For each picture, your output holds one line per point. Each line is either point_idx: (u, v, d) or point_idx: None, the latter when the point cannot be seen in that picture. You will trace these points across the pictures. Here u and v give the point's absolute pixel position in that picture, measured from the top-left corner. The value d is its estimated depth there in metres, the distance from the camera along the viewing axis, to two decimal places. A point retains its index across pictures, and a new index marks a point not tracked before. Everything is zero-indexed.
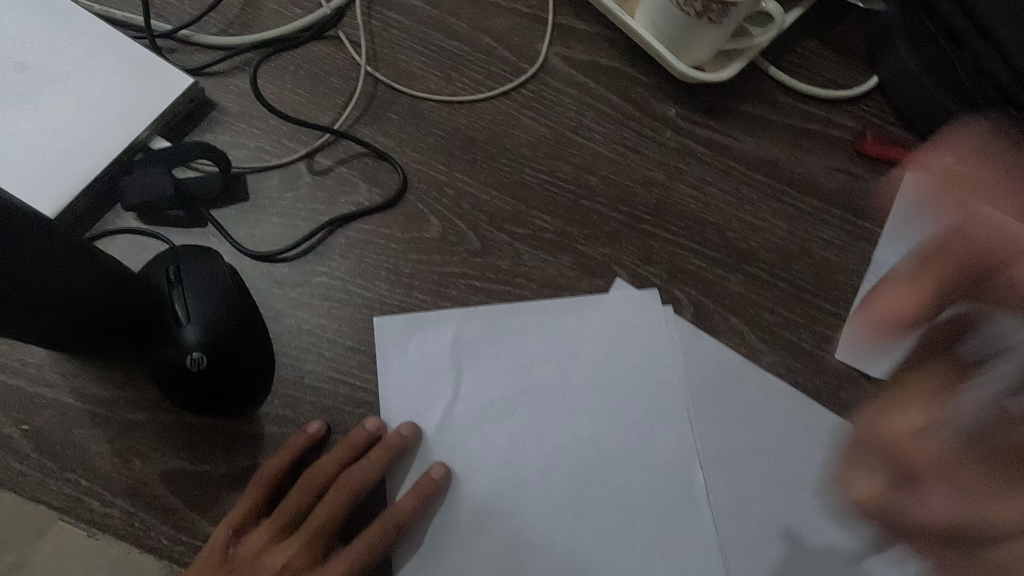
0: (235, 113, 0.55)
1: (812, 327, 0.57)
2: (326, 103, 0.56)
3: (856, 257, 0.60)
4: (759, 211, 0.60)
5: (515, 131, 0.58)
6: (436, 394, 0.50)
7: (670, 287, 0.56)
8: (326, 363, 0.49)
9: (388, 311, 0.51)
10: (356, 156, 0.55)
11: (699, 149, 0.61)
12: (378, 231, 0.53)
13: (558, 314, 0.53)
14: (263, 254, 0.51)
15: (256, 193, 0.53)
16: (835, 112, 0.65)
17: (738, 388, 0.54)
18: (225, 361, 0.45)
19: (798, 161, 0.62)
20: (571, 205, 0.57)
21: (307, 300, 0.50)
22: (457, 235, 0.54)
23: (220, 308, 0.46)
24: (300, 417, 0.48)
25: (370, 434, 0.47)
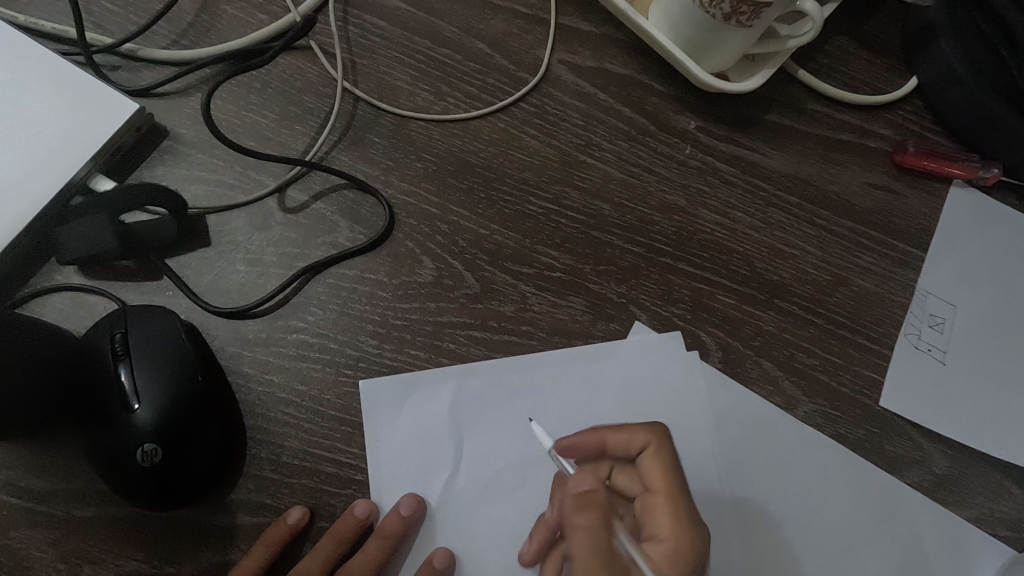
0: (190, 141, 0.47)
1: (851, 369, 0.51)
2: (299, 127, 0.49)
3: (899, 285, 0.54)
4: (792, 236, 0.53)
5: (516, 152, 0.51)
6: (435, 467, 0.43)
7: (695, 329, 0.50)
8: (306, 436, 0.43)
9: (376, 370, 0.45)
10: (334, 189, 0.48)
11: (723, 167, 0.54)
12: (362, 276, 0.46)
13: (570, 366, 0.47)
14: (228, 312, 0.44)
15: (220, 236, 0.46)
16: (873, 119, 0.57)
17: (772, 442, 0.48)
18: (184, 450, 0.39)
19: (833, 177, 0.55)
20: (582, 237, 0.50)
21: (283, 361, 0.44)
22: (453, 278, 0.47)
23: (176, 386, 0.39)
24: (277, 502, 0.41)
25: (361, 521, 0.41)
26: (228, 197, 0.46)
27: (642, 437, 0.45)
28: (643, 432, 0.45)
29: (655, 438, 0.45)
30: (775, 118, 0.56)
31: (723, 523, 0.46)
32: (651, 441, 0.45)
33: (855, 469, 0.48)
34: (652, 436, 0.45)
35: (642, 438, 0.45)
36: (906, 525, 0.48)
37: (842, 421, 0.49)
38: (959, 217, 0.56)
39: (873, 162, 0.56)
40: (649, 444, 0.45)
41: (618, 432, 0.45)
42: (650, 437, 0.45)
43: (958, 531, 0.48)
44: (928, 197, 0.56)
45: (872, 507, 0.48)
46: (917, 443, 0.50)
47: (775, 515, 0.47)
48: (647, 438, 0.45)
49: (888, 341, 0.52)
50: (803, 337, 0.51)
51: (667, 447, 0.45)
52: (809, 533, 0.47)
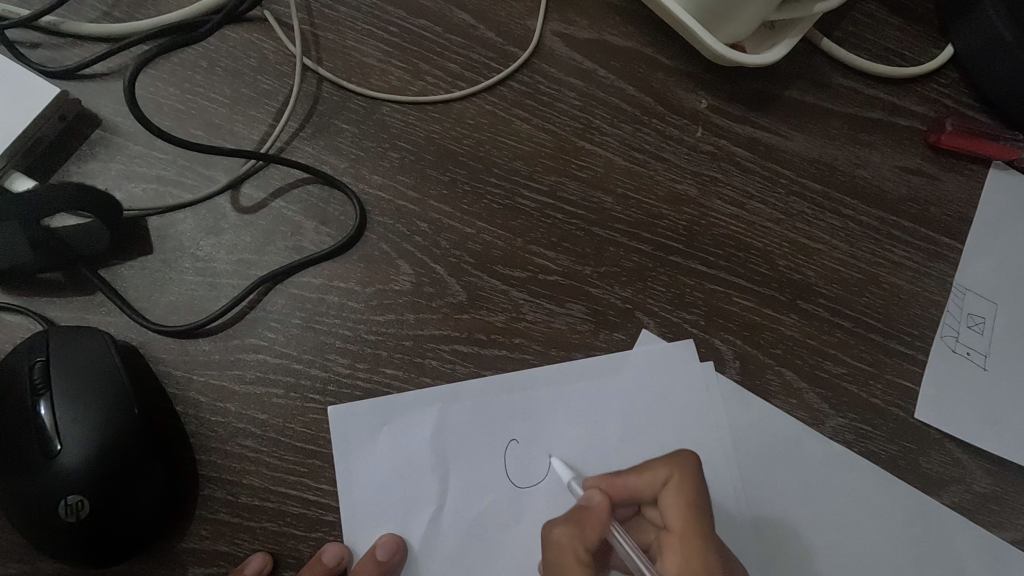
0: (126, 131, 0.41)
1: (884, 379, 0.45)
2: (254, 113, 0.43)
3: (938, 282, 0.47)
4: (816, 229, 0.47)
5: (505, 139, 0.45)
6: (417, 502, 0.38)
7: (710, 336, 0.44)
8: (268, 472, 0.37)
9: (348, 393, 0.39)
10: (296, 185, 0.42)
11: (739, 152, 0.48)
12: (330, 286, 0.40)
13: (569, 383, 0.42)
14: (172, 331, 0.38)
15: (163, 242, 0.40)
16: (908, 93, 0.51)
17: (796, 463, 0.43)
18: (116, 500, 0.33)
19: (862, 161, 0.49)
20: (581, 234, 0.44)
21: (239, 386, 0.38)
22: (435, 285, 0.41)
23: (105, 425, 0.34)
24: (236, 549, 0.36)
25: (330, 570, 0.36)
26: (173, 196, 0.40)
27: (663, 469, 0.40)
28: (663, 465, 0.41)
29: (679, 468, 0.40)
30: (797, 95, 0.49)
31: (745, 554, 0.41)
32: (673, 473, 0.40)
33: (888, 491, 0.43)
34: (674, 468, 0.40)
35: (661, 471, 0.40)
36: (943, 552, 0.43)
37: (873, 437, 0.44)
38: (1000, 203, 0.50)
39: (907, 143, 0.50)
40: (671, 476, 0.40)
41: (636, 471, 0.40)
42: (672, 467, 0.40)
43: (999, 558, 0.43)
44: (969, 180, 0.50)
45: (908, 533, 0.43)
46: (956, 459, 0.44)
47: (802, 545, 0.42)
48: (669, 470, 0.40)
49: (926, 345, 0.46)
50: (831, 343, 0.45)
51: (694, 477, 0.40)
52: (840, 565, 0.42)
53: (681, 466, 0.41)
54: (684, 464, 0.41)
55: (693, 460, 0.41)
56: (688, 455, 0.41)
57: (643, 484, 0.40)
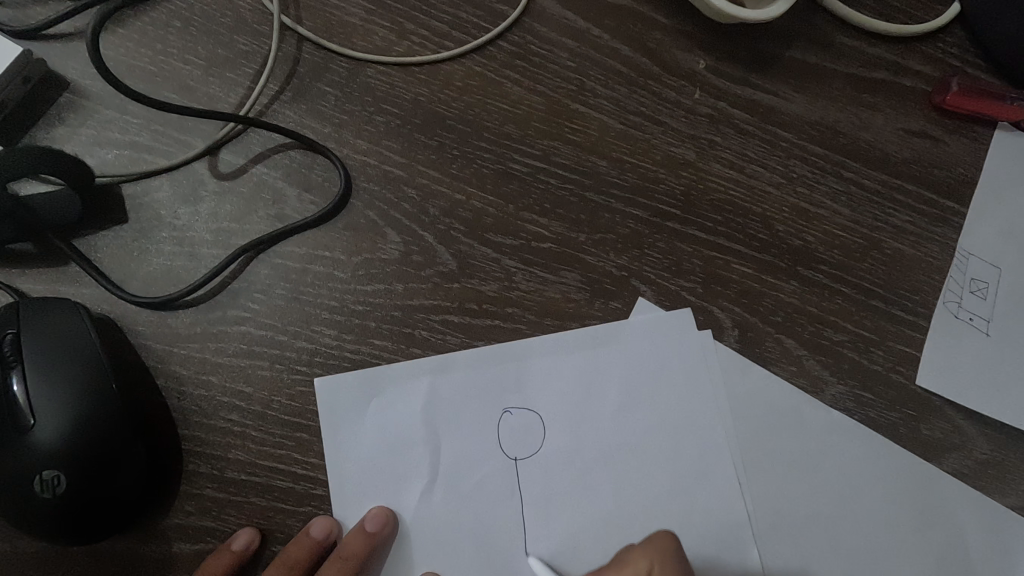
0: (96, 95, 0.39)
1: (885, 345, 0.44)
2: (231, 75, 0.41)
3: (942, 247, 0.46)
4: (818, 193, 0.46)
5: (495, 101, 0.43)
6: (409, 476, 0.37)
7: (708, 305, 0.43)
8: (254, 446, 0.36)
9: (336, 365, 0.38)
10: (277, 151, 0.40)
11: (739, 114, 0.46)
12: (315, 255, 0.39)
13: (563, 354, 0.41)
14: (150, 303, 0.36)
15: (139, 210, 0.38)
16: (915, 51, 0.49)
17: (795, 433, 0.42)
18: (94, 476, 0.32)
19: (865, 123, 0.47)
20: (575, 201, 0.43)
21: (222, 359, 0.37)
22: (424, 254, 0.40)
23: (81, 400, 0.33)
24: (222, 525, 0.35)
25: (318, 543, 0.35)
26: (148, 162, 0.39)
27: (644, 561, 0.36)
28: (643, 555, 0.37)
29: (659, 556, 0.36)
30: (799, 55, 0.48)
31: (743, 526, 0.40)
32: (655, 565, 0.36)
33: (889, 460, 0.43)
34: (654, 557, 0.36)
35: (642, 563, 0.36)
36: (943, 519, 0.42)
37: (873, 404, 0.43)
38: (1007, 165, 0.48)
39: (912, 104, 0.48)
40: (653, 568, 0.36)
41: (618, 568, 0.37)
42: (653, 557, 0.36)
43: (999, 524, 0.43)
44: (975, 142, 0.48)
45: (908, 501, 0.42)
46: (958, 426, 0.44)
47: (800, 516, 0.41)
48: (650, 562, 0.36)
49: (929, 311, 0.45)
50: (831, 310, 0.44)
51: (676, 562, 0.36)
52: (839, 534, 0.42)
53: (661, 552, 0.37)
54: (665, 550, 0.37)
55: (672, 542, 0.37)
56: (666, 537, 0.37)
57: None
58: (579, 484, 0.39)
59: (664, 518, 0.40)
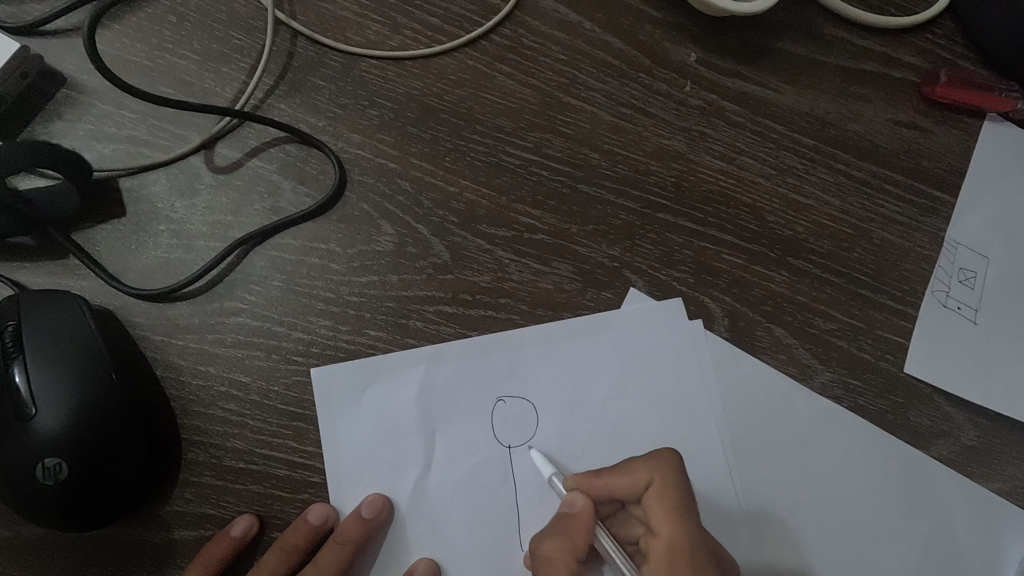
0: (92, 90, 0.39)
1: (874, 333, 0.45)
2: (226, 70, 0.41)
3: (930, 236, 0.47)
4: (808, 184, 0.46)
5: (487, 95, 0.44)
6: (404, 462, 0.38)
7: (699, 294, 0.43)
8: (252, 435, 0.37)
9: (331, 355, 0.38)
10: (273, 144, 0.40)
11: (729, 106, 0.47)
12: (310, 247, 0.40)
13: (555, 343, 0.41)
14: (148, 295, 0.37)
15: (137, 204, 0.39)
16: (904, 43, 0.49)
17: (785, 419, 0.43)
18: (96, 463, 0.33)
19: (855, 114, 0.48)
20: (567, 192, 0.43)
21: (220, 349, 0.38)
22: (418, 245, 0.41)
23: (81, 388, 0.33)
24: (221, 512, 0.36)
25: (315, 529, 0.36)
26: (145, 156, 0.39)
27: (645, 472, 0.37)
28: (645, 466, 0.38)
29: (661, 471, 0.37)
30: (789, 47, 0.48)
31: (733, 510, 0.41)
32: (656, 477, 0.37)
33: (876, 445, 0.43)
34: (657, 470, 0.37)
35: (644, 474, 0.37)
36: (930, 503, 0.43)
37: (861, 390, 0.44)
38: (996, 155, 0.49)
39: (901, 95, 0.49)
40: (653, 480, 0.37)
41: (618, 471, 0.38)
42: (655, 470, 0.37)
43: (986, 507, 0.43)
44: (964, 133, 0.48)
45: (895, 485, 0.43)
46: (945, 412, 0.44)
47: (789, 499, 0.42)
48: (651, 474, 0.37)
49: (918, 300, 0.46)
50: (820, 299, 0.45)
51: (678, 479, 0.37)
52: (828, 517, 0.42)
53: (664, 467, 0.37)
54: (668, 466, 0.37)
55: (677, 461, 0.37)
56: (672, 454, 0.38)
57: (622, 484, 0.38)
58: (572, 468, 0.40)
59: None
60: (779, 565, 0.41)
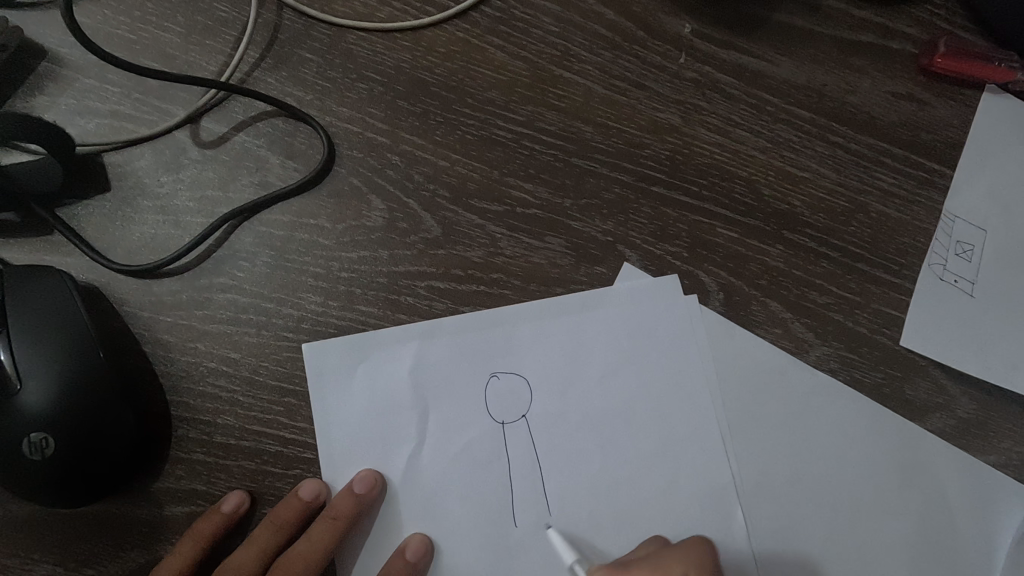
0: (75, 64, 0.39)
1: (870, 307, 0.44)
2: (211, 43, 0.40)
3: (928, 209, 0.46)
4: (804, 157, 0.46)
5: (478, 68, 0.43)
6: (397, 439, 0.38)
7: (694, 269, 0.43)
8: (242, 411, 0.36)
9: (322, 331, 0.38)
10: (259, 119, 0.40)
11: (724, 78, 0.46)
12: (299, 223, 0.39)
13: (549, 319, 0.41)
14: (134, 271, 0.37)
15: (122, 179, 0.38)
16: (903, 13, 0.48)
17: (780, 394, 0.42)
18: (83, 439, 0.33)
19: (852, 86, 0.47)
20: (560, 166, 0.43)
21: (209, 326, 0.37)
22: (409, 220, 0.40)
23: (66, 364, 0.33)
24: (212, 489, 0.36)
25: (307, 504, 0.36)
26: (129, 131, 0.38)
27: (681, 564, 0.36)
28: (682, 557, 0.36)
29: (698, 563, 0.36)
30: (785, 18, 0.47)
31: (727, 487, 0.41)
32: (692, 572, 0.35)
33: (873, 420, 0.43)
34: (693, 563, 0.36)
35: (681, 566, 0.36)
36: (926, 477, 0.43)
37: (858, 365, 0.44)
38: (997, 126, 0.48)
39: (900, 66, 0.48)
40: (689, 573, 0.35)
41: (652, 564, 0.36)
42: (690, 562, 0.36)
43: (981, 480, 0.43)
44: (964, 104, 0.48)
45: (891, 460, 0.43)
46: (941, 386, 0.44)
47: (785, 475, 0.42)
48: (687, 567, 0.36)
49: (914, 273, 0.45)
50: (816, 274, 0.44)
51: (712, 571, 0.36)
52: (823, 493, 0.42)
53: (697, 559, 0.36)
54: (705, 562, 0.36)
55: (712, 550, 0.36)
56: (704, 543, 0.37)
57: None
58: (567, 445, 0.39)
59: (652, 480, 0.40)
60: (775, 541, 0.41)
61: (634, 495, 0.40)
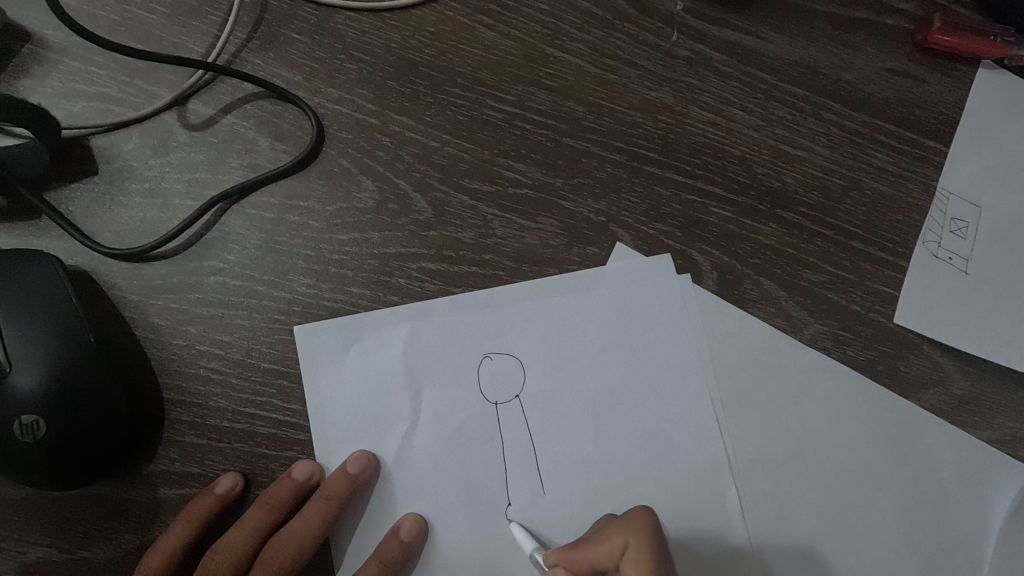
0: (60, 46, 0.38)
1: (864, 285, 0.44)
2: (197, 24, 0.40)
3: (922, 186, 0.46)
4: (798, 135, 0.45)
5: (468, 47, 0.42)
6: (390, 420, 0.38)
7: (687, 248, 0.43)
8: (235, 394, 0.37)
9: (314, 313, 0.38)
10: (247, 100, 0.39)
11: (717, 56, 0.45)
12: (289, 205, 0.39)
13: (541, 300, 0.41)
14: (123, 254, 0.36)
15: (109, 162, 0.38)
16: None
17: (773, 373, 0.42)
18: (75, 421, 0.33)
19: (847, 62, 0.47)
20: (552, 146, 0.42)
21: (200, 309, 0.37)
22: (400, 202, 0.40)
23: (56, 347, 0.33)
24: (205, 470, 0.36)
25: (301, 484, 0.36)
26: (115, 114, 0.38)
27: (620, 537, 0.35)
28: (620, 530, 0.35)
29: (636, 532, 0.34)
30: None
31: (721, 464, 0.41)
32: (631, 542, 0.34)
33: (866, 397, 0.43)
34: (632, 535, 0.34)
35: (618, 539, 0.35)
36: (919, 451, 0.43)
37: (852, 342, 0.44)
38: (994, 102, 0.47)
39: (896, 42, 0.47)
40: (628, 544, 0.34)
41: (595, 540, 0.35)
42: (630, 532, 0.34)
43: (974, 455, 0.43)
44: (960, 80, 0.47)
45: (884, 436, 0.43)
46: (935, 362, 0.44)
47: (779, 451, 0.42)
48: (627, 537, 0.34)
49: (909, 250, 0.45)
50: (811, 252, 0.44)
51: (652, 538, 0.34)
52: (817, 469, 0.42)
53: (638, 529, 0.35)
54: (642, 530, 0.34)
55: (649, 519, 0.35)
56: (646, 515, 0.35)
57: (598, 554, 0.35)
58: (560, 425, 0.39)
59: (645, 458, 0.40)
60: (770, 516, 0.41)
61: (628, 473, 0.40)
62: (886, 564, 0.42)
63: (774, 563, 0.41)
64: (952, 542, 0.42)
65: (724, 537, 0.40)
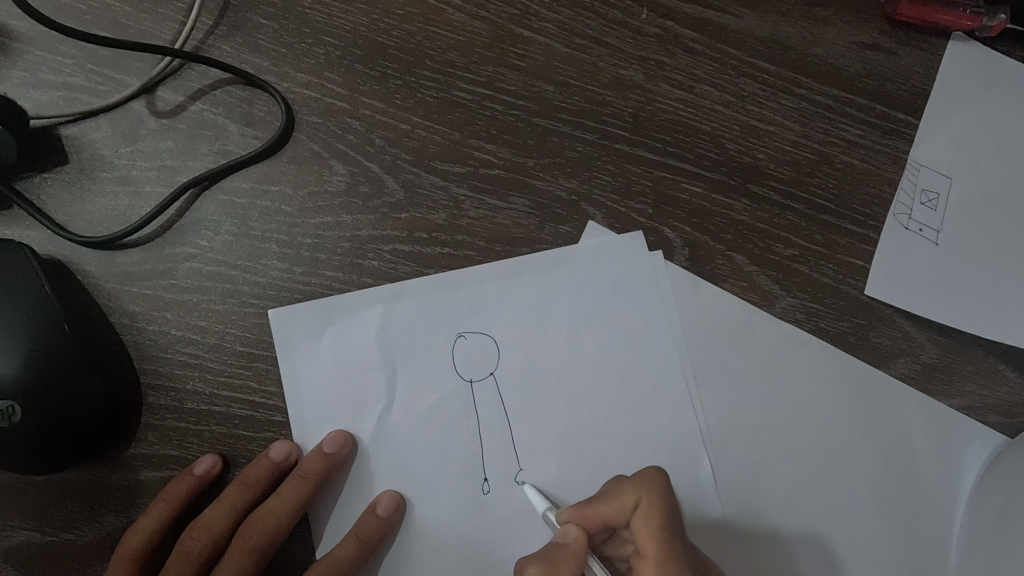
0: (25, 36, 0.38)
1: (835, 257, 0.45)
2: (164, 11, 0.40)
3: (892, 157, 0.46)
4: (768, 110, 0.46)
5: (436, 29, 0.42)
6: (366, 400, 0.38)
7: (659, 225, 0.43)
8: (212, 377, 0.37)
9: (290, 296, 0.38)
10: (215, 87, 0.40)
11: (687, 33, 0.45)
12: (261, 191, 0.39)
13: (514, 279, 0.41)
14: (96, 242, 0.37)
15: (79, 152, 0.38)
16: None
17: (746, 345, 0.43)
18: (50, 406, 0.34)
19: (818, 36, 0.47)
20: (522, 125, 0.42)
21: (174, 295, 0.38)
22: (371, 184, 0.40)
23: (29, 334, 0.34)
24: (184, 452, 0.36)
25: (277, 464, 0.37)
26: (83, 103, 0.38)
27: (631, 495, 0.36)
28: (630, 489, 0.36)
29: (647, 491, 0.36)
30: None
31: (695, 436, 0.42)
32: (643, 498, 0.36)
33: (837, 367, 0.44)
34: (644, 491, 0.36)
35: (630, 497, 0.36)
36: (889, 419, 0.44)
37: (823, 314, 0.44)
38: (966, 73, 0.47)
39: (866, 14, 0.47)
40: (640, 501, 0.36)
41: (607, 498, 0.37)
42: (642, 490, 0.36)
43: (945, 422, 0.44)
44: (930, 52, 0.47)
45: (855, 404, 0.44)
46: (905, 332, 0.45)
47: (751, 423, 0.43)
48: (638, 494, 0.36)
49: (879, 222, 0.46)
50: (782, 226, 0.45)
51: (664, 500, 0.36)
52: (789, 438, 0.43)
53: (649, 487, 0.36)
54: (653, 489, 0.36)
55: (660, 477, 0.36)
56: (658, 473, 0.37)
57: (612, 511, 0.36)
58: (534, 401, 0.40)
59: (620, 431, 0.41)
60: (743, 486, 0.42)
61: (602, 445, 0.40)
62: (857, 528, 0.43)
63: (748, 531, 0.42)
64: (923, 507, 0.43)
65: (698, 506, 0.41)
